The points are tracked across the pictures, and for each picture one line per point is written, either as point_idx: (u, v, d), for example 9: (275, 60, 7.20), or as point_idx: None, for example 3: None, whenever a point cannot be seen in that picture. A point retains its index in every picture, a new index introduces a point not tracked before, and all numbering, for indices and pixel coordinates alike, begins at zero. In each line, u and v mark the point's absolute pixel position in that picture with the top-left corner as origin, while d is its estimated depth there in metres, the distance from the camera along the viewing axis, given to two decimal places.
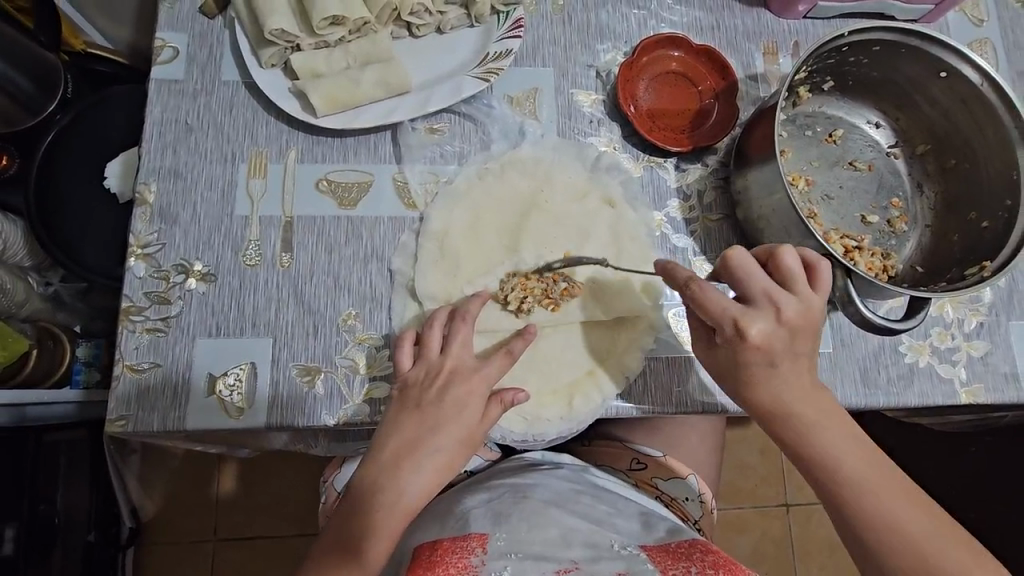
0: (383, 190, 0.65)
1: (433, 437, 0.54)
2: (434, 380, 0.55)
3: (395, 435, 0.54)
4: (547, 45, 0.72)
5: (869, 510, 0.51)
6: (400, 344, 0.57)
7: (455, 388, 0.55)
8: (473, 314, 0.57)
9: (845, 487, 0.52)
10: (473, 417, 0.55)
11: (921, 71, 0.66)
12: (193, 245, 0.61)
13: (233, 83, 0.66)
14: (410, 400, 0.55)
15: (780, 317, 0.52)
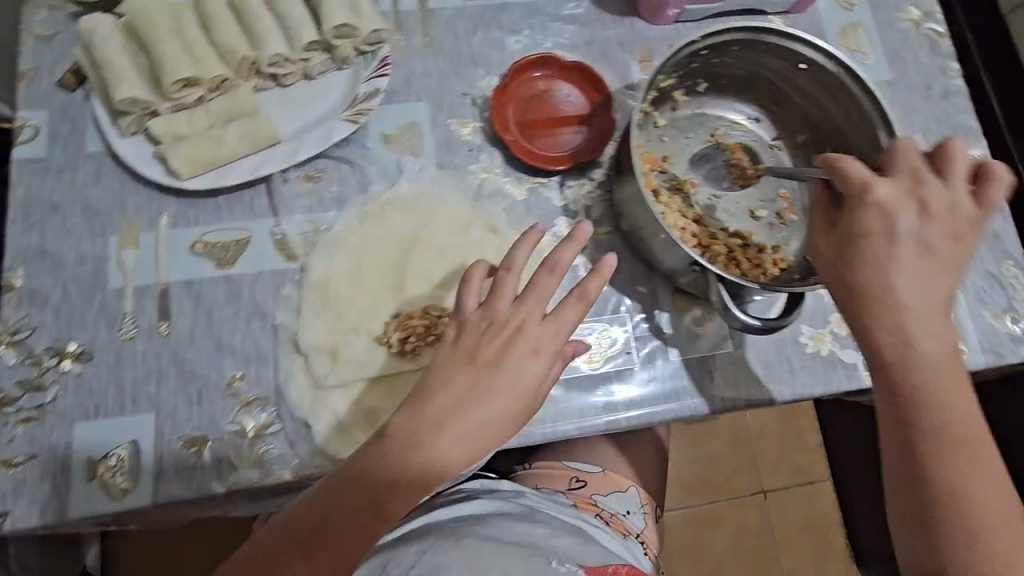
0: (261, 245, 0.63)
1: (493, 401, 0.53)
2: (501, 338, 0.54)
3: (450, 392, 0.53)
4: (421, 78, 0.71)
5: (945, 409, 0.52)
6: (471, 280, 0.56)
7: (513, 355, 0.54)
8: (519, 262, 0.56)
9: (939, 387, 0.52)
10: (530, 372, 0.54)
11: (783, 65, 0.66)
12: (66, 325, 0.60)
13: (98, 154, 0.65)
14: (465, 350, 0.54)
15: (928, 210, 0.52)
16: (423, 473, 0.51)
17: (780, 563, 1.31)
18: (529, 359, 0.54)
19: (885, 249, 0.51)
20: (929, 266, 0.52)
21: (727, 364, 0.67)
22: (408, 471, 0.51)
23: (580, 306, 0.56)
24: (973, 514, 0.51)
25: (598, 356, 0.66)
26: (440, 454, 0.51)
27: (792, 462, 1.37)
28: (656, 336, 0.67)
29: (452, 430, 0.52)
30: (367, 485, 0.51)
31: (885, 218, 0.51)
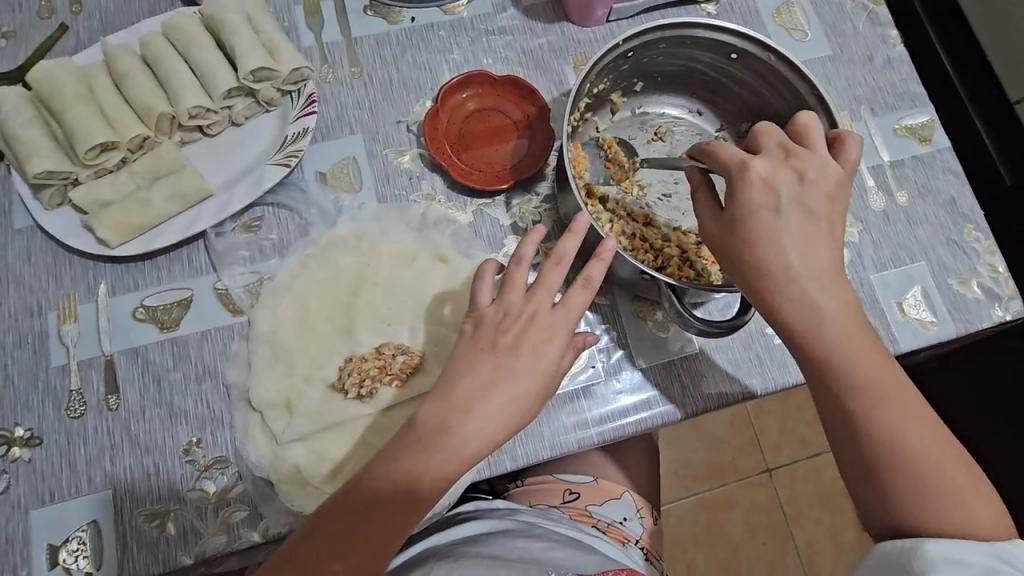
0: (204, 303, 0.62)
1: (508, 391, 0.49)
2: (522, 320, 0.51)
3: (473, 377, 0.49)
4: (352, 110, 0.70)
5: (862, 367, 0.52)
6: (479, 275, 0.54)
7: (534, 338, 0.50)
8: (527, 256, 0.53)
9: (849, 346, 0.52)
10: (543, 357, 0.50)
11: (715, 57, 0.65)
12: (11, 410, 0.58)
13: (27, 230, 0.63)
14: (485, 340, 0.51)
15: (804, 179, 0.54)
16: (443, 473, 0.48)
17: (796, 537, 1.30)
18: (548, 341, 0.51)
19: (770, 224, 0.53)
20: (811, 231, 0.53)
21: (697, 366, 0.65)
22: (429, 470, 0.48)
23: (586, 288, 0.52)
24: (912, 460, 0.51)
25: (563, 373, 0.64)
26: (465, 448, 0.48)
27: (793, 436, 1.36)
28: (621, 346, 0.65)
29: (477, 422, 0.48)
30: (374, 494, 0.48)
31: (764, 194, 0.53)
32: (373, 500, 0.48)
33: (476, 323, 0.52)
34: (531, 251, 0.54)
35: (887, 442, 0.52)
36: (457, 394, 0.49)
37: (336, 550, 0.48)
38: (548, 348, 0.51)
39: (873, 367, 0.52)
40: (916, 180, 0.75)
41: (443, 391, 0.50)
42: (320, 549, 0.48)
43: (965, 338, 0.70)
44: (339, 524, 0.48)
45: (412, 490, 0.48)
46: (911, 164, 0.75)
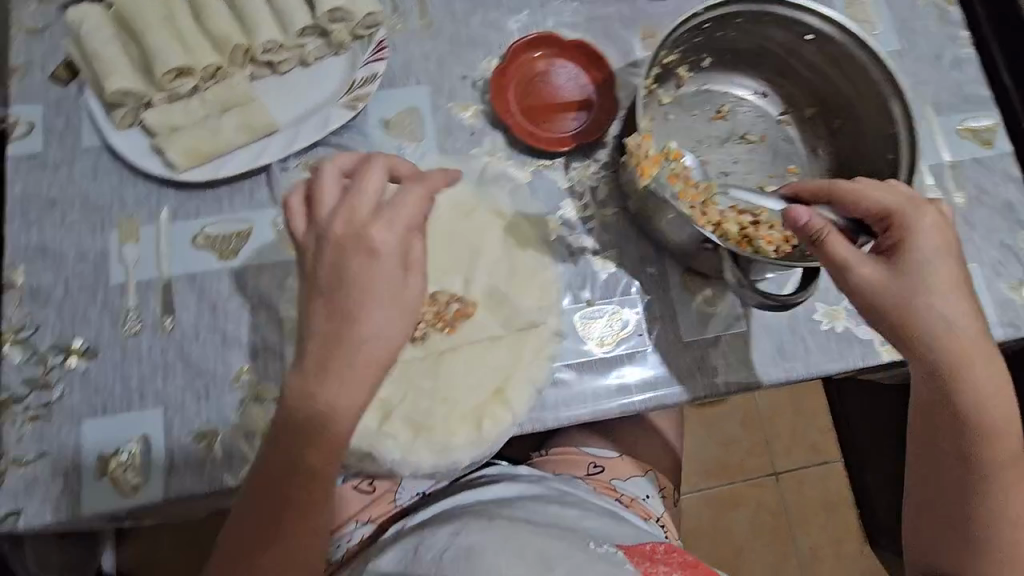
0: (264, 235, 0.63)
1: (378, 305, 0.45)
2: (330, 246, 0.45)
3: (387, 280, 0.45)
4: (419, 61, 0.70)
5: (994, 431, 0.55)
6: (292, 209, 0.48)
7: (349, 254, 0.45)
8: (328, 183, 0.47)
9: (987, 405, 0.54)
10: (397, 271, 0.46)
11: (789, 36, 0.65)
12: (70, 322, 0.59)
13: (94, 149, 0.64)
14: (305, 265, 0.46)
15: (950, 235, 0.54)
16: (365, 379, 0.45)
17: (798, 541, 1.31)
18: (372, 262, 0.45)
19: (935, 286, 0.53)
20: (961, 289, 0.53)
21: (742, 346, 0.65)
22: (338, 380, 0.44)
23: (424, 200, 0.48)
24: (1007, 516, 0.55)
25: (608, 339, 0.64)
26: (372, 348, 0.44)
27: (805, 441, 1.36)
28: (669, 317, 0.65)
29: (374, 324, 0.44)
30: (299, 441, 0.45)
31: (920, 246, 0.53)
32: (295, 446, 0.45)
33: (309, 249, 0.47)
34: (377, 171, 0.48)
35: (991, 504, 0.55)
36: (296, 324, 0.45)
37: (293, 490, 0.48)
38: (388, 259, 0.46)
39: (1002, 426, 0.55)
40: (975, 182, 0.74)
41: (342, 310, 0.44)
42: (278, 497, 0.48)
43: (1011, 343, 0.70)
44: (282, 465, 0.47)
45: (325, 423, 0.45)
46: (972, 166, 0.75)
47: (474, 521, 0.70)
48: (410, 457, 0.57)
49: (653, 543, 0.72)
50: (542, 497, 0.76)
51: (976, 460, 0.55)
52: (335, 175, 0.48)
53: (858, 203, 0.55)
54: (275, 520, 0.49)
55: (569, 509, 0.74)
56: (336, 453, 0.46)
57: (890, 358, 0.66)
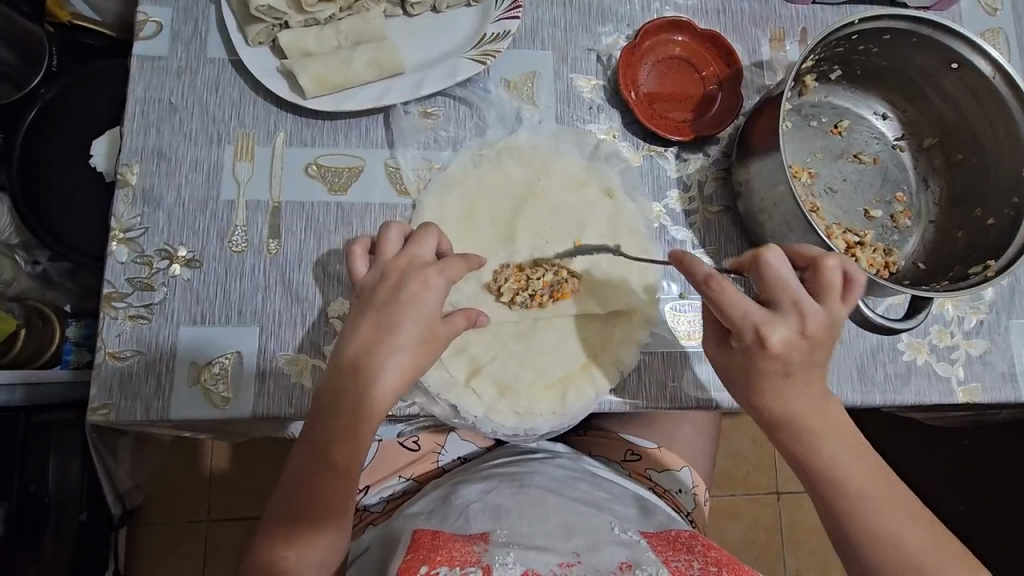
0: (375, 175, 0.63)
1: (416, 341, 0.51)
2: (388, 278, 0.52)
3: (422, 318, 0.51)
4: (547, 26, 0.69)
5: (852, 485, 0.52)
6: (354, 251, 0.54)
7: (414, 285, 0.51)
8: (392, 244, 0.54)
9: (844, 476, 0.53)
10: (437, 314, 0.52)
11: (932, 62, 0.64)
12: (178, 230, 0.59)
13: (219, 61, 0.63)
14: (379, 293, 0.51)
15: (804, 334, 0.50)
16: (395, 379, 0.51)
17: (787, 562, 1.32)
18: (421, 292, 0.51)
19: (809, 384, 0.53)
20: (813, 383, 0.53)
21: (824, 361, 0.65)
22: (378, 373, 0.50)
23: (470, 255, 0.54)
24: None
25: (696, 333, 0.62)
26: (394, 357, 0.50)
27: None
28: None
29: (404, 340, 0.50)
30: (335, 412, 0.51)
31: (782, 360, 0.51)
32: (339, 417, 0.51)
33: (371, 283, 0.52)
34: (431, 239, 0.54)
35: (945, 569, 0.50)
36: (380, 329, 0.50)
37: (327, 459, 0.51)
38: (432, 303, 0.51)
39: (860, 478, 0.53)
40: None
41: (388, 323, 0.50)
42: (316, 466, 0.51)
43: None
44: (326, 434, 0.51)
45: (363, 399, 0.50)
46: None
47: (511, 484, 0.68)
48: (491, 416, 0.58)
49: (679, 530, 0.65)
50: (578, 476, 0.73)
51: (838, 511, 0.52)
52: (397, 234, 0.54)
53: (731, 310, 0.50)
54: (312, 488, 0.52)
55: (599, 490, 0.71)
56: (367, 432, 0.51)
57: (963, 401, 0.66)
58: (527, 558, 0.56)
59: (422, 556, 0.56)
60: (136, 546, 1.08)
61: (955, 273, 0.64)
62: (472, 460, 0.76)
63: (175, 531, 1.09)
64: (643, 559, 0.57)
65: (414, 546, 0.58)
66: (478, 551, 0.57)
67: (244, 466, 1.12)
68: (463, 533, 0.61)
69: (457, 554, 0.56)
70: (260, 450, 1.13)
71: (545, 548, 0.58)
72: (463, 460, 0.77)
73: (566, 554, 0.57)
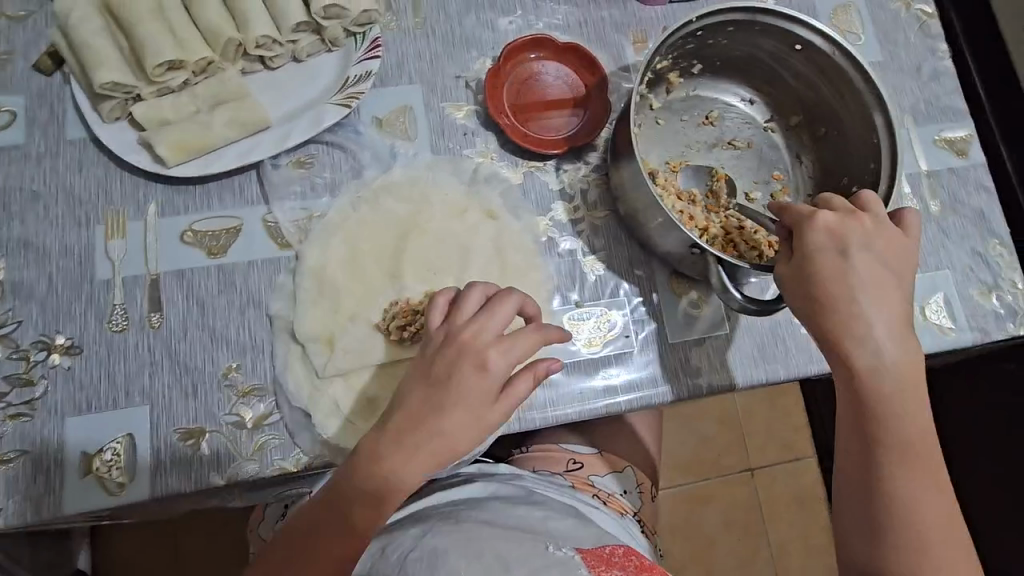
0: (254, 233, 0.62)
1: (456, 424, 0.49)
2: (453, 348, 0.50)
3: (480, 393, 0.50)
4: (412, 61, 0.70)
5: (895, 452, 0.52)
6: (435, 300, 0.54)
7: (467, 365, 0.50)
8: (466, 309, 0.52)
9: (901, 378, 0.52)
10: (493, 392, 0.50)
11: (777, 46, 0.66)
12: (53, 318, 0.58)
13: (80, 141, 0.62)
14: (432, 368, 0.51)
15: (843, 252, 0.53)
16: (411, 474, 0.48)
17: (769, 538, 1.31)
18: (477, 375, 0.50)
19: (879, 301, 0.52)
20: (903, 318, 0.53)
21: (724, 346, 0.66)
22: (412, 459, 0.49)
23: (535, 339, 0.52)
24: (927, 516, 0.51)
25: (597, 340, 0.64)
26: (442, 442, 0.49)
27: (779, 440, 1.37)
28: (655, 320, 0.66)
29: (451, 424, 0.49)
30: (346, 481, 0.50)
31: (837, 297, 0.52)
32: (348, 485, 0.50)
33: (433, 348, 0.52)
34: (474, 295, 0.53)
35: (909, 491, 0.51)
36: (467, 405, 0.49)
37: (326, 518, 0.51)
38: (486, 380, 0.50)
39: (907, 446, 0.52)
40: (951, 192, 0.76)
41: (450, 406, 0.49)
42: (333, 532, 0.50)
43: (981, 347, 0.72)
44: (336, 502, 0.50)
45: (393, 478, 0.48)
46: (948, 176, 0.76)
47: (445, 524, 0.66)
48: None
49: (614, 547, 0.66)
50: (515, 498, 0.72)
51: (881, 485, 0.52)
52: (479, 294, 0.53)
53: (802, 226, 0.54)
54: (307, 557, 0.51)
55: (537, 509, 0.70)
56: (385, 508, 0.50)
57: None
58: None
59: None
60: None
61: None
62: (410, 498, 0.75)
63: None
64: None
65: None
66: None
67: None
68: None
69: None
70: None
71: None
72: (402, 497, 0.77)
73: None
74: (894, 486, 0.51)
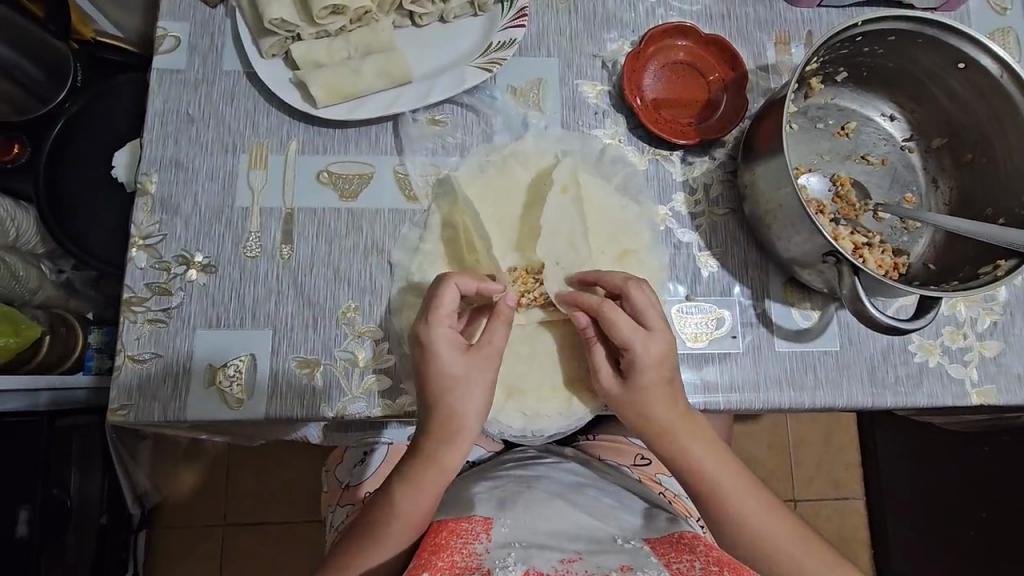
0: (385, 181, 0.64)
1: (459, 389, 0.54)
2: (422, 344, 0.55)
3: (456, 367, 0.54)
4: (552, 34, 0.70)
5: (732, 499, 0.57)
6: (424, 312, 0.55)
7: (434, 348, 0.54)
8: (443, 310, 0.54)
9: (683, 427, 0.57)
10: (464, 359, 0.55)
11: (938, 62, 0.63)
12: (194, 236, 0.61)
13: (234, 73, 0.65)
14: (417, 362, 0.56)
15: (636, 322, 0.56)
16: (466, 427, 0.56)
17: None
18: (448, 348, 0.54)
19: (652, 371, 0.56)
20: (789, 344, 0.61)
21: (831, 364, 0.64)
22: (441, 431, 0.55)
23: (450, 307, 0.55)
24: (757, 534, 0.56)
25: (703, 336, 0.64)
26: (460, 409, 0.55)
27: (827, 474, 1.25)
28: (763, 323, 0.65)
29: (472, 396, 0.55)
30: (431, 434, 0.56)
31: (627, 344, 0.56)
32: (425, 442, 0.56)
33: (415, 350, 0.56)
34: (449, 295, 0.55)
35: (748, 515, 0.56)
36: (452, 381, 0.54)
37: (406, 477, 0.57)
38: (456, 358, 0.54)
39: (739, 496, 0.57)
40: None
41: (445, 385, 0.54)
42: (397, 498, 0.56)
43: None
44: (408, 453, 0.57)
45: (439, 450, 0.56)
46: None
47: (517, 485, 0.67)
48: (499, 417, 0.59)
49: (683, 531, 0.60)
50: (587, 480, 0.71)
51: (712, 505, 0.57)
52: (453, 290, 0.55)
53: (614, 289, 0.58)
54: (381, 528, 0.56)
55: (605, 497, 0.69)
56: (437, 477, 0.56)
57: (978, 403, 0.65)
58: (529, 556, 0.53)
59: (424, 563, 0.52)
60: (156, 553, 1.10)
61: (965, 274, 0.63)
62: (481, 463, 0.76)
63: (192, 534, 1.11)
64: (645, 564, 0.54)
65: (418, 552, 0.55)
66: (479, 557, 0.52)
67: (258, 475, 1.14)
68: (465, 519, 0.60)
69: (458, 560, 0.52)
70: (275, 459, 1.14)
71: (548, 546, 0.55)
72: (472, 464, 0.77)
73: (568, 552, 0.55)
74: (752, 525, 0.56)
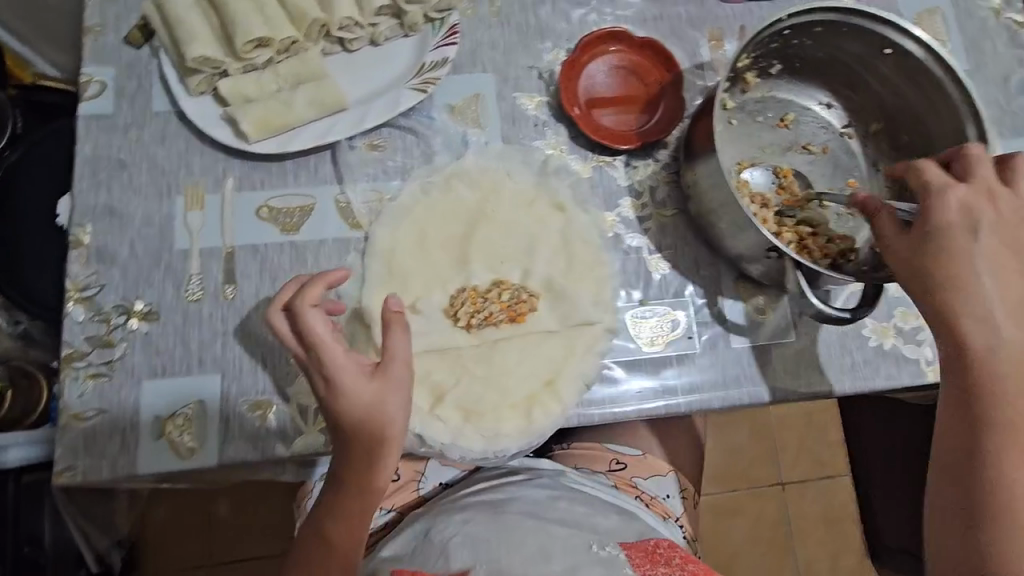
0: (327, 212, 0.63)
1: (378, 411, 0.51)
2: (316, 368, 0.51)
3: (366, 390, 0.51)
4: (486, 49, 0.70)
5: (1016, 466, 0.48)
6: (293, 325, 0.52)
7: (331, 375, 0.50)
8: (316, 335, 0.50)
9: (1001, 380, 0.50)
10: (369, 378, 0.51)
11: (866, 49, 0.65)
12: (133, 284, 0.60)
13: (164, 114, 0.64)
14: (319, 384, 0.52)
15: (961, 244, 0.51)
16: (394, 447, 0.53)
17: (797, 556, 1.22)
18: (348, 372, 0.51)
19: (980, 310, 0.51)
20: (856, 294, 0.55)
21: (789, 356, 0.65)
22: (370, 454, 0.52)
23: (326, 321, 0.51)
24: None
25: (659, 339, 0.64)
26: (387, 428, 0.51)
27: (812, 456, 1.26)
28: (718, 322, 0.65)
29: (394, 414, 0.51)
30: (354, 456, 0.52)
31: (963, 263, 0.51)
32: (344, 461, 0.53)
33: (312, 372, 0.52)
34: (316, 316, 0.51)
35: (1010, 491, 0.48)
36: (364, 407, 0.51)
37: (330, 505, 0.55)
38: (357, 378, 0.51)
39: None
40: None
41: (361, 415, 0.51)
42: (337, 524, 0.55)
43: None
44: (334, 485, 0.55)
45: (369, 473, 0.53)
46: None
47: (488, 507, 0.66)
48: (459, 441, 0.58)
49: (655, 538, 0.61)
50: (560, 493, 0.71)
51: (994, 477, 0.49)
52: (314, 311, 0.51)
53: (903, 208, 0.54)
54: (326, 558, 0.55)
55: (577, 509, 0.68)
56: (370, 497, 0.54)
57: (934, 382, 0.65)
58: None
59: None
60: None
61: None
62: (455, 484, 0.75)
63: None
64: None
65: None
66: None
67: (240, 509, 1.12)
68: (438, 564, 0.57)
69: None
70: (255, 492, 1.12)
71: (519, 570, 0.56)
72: (445, 485, 0.76)
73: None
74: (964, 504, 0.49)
